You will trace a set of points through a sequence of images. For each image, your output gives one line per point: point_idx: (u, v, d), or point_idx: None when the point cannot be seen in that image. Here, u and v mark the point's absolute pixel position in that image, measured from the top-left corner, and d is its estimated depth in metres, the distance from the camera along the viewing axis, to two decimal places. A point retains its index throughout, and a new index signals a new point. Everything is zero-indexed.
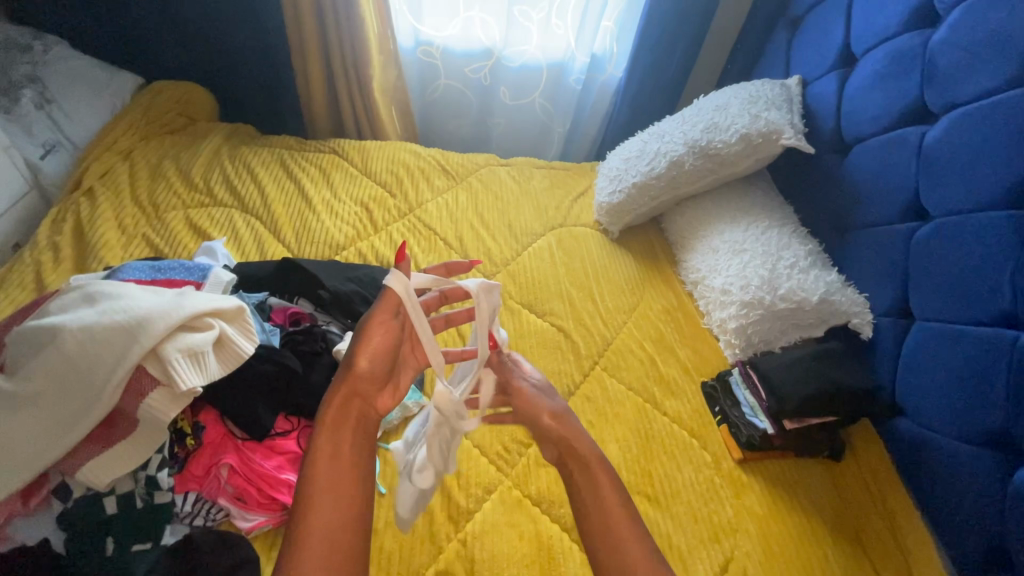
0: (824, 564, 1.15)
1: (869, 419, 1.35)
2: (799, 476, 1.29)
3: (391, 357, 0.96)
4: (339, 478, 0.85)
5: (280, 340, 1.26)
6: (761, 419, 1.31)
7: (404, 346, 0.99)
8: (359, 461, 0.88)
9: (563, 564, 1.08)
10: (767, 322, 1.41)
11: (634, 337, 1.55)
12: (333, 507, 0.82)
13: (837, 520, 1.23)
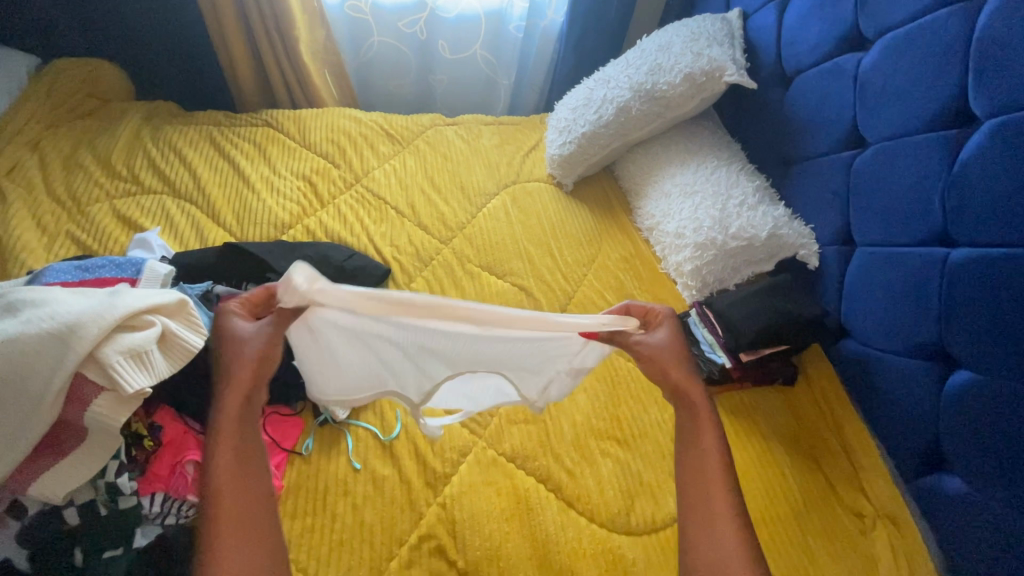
0: (783, 481, 1.22)
1: (819, 343, 1.41)
2: (754, 404, 1.35)
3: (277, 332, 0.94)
4: (228, 502, 0.87)
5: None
6: (720, 355, 1.37)
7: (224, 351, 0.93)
8: (249, 446, 0.92)
9: (541, 513, 1.11)
10: (721, 262, 1.44)
11: (594, 288, 1.57)
12: (232, 508, 0.86)
13: (792, 438, 1.30)
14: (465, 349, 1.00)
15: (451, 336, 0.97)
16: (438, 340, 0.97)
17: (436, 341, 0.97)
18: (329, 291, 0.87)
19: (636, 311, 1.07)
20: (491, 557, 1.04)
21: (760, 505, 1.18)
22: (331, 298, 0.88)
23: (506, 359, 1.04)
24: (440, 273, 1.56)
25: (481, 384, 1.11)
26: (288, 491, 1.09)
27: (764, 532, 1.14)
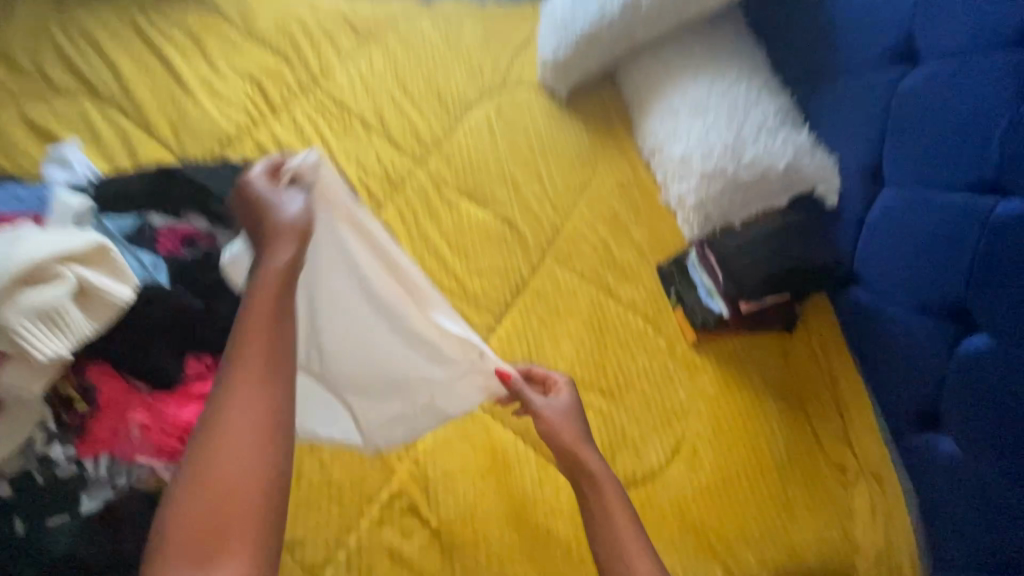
0: (769, 435, 1.18)
1: (823, 295, 1.29)
2: (749, 352, 1.27)
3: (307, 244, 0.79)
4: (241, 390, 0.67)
5: (168, 275, 1.05)
6: (717, 303, 1.25)
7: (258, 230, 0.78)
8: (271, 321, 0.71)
9: (519, 470, 1.06)
10: (729, 195, 1.29)
11: (586, 220, 1.41)
12: (242, 401, 0.66)
13: (784, 388, 1.24)
14: (371, 326, 1.00)
15: (386, 312, 0.98)
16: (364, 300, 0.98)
17: (359, 313, 0.99)
18: (332, 211, 0.92)
19: (537, 375, 1.03)
20: (465, 515, 1.01)
21: (744, 459, 1.15)
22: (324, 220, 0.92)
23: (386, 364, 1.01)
24: (413, 199, 1.37)
25: (371, 395, 1.02)
26: None
27: (744, 485, 1.13)
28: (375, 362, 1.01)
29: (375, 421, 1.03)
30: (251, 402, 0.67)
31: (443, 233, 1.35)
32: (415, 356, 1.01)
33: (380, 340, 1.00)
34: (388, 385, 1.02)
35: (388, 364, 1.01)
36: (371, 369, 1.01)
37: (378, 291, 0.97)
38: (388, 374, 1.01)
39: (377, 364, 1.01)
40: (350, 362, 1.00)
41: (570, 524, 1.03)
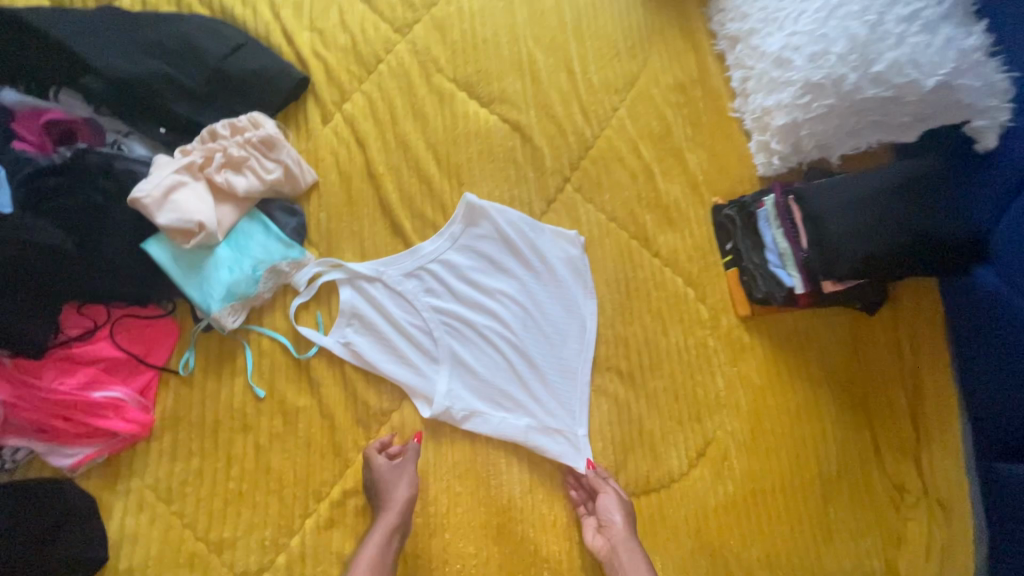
0: (819, 442, 0.95)
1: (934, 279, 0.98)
2: (813, 335, 1.00)
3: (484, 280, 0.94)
4: None
5: (13, 200, 0.73)
6: (790, 274, 0.94)
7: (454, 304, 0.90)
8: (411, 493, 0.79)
9: (505, 470, 0.85)
10: (836, 118, 0.92)
11: (625, 136, 1.05)
12: None
13: (848, 385, 0.98)
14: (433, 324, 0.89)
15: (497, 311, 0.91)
16: (478, 283, 0.91)
17: (514, 301, 0.92)
18: (489, 233, 0.94)
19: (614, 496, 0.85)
20: (434, 525, 0.82)
21: (783, 469, 0.93)
22: (529, 223, 0.95)
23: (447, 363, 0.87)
24: (391, 86, 0.99)
25: (488, 390, 0.88)
26: (163, 423, 0.80)
27: (780, 499, 0.92)
28: (496, 357, 0.89)
29: (459, 407, 0.86)
30: (381, 564, 0.75)
31: (431, 140, 0.98)
32: (507, 359, 0.90)
33: (466, 336, 0.89)
34: (499, 380, 0.89)
35: (484, 360, 0.89)
36: (488, 362, 0.89)
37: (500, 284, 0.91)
38: (529, 368, 0.90)
39: (477, 359, 0.89)
40: (472, 348, 0.89)
41: (562, 539, 0.84)
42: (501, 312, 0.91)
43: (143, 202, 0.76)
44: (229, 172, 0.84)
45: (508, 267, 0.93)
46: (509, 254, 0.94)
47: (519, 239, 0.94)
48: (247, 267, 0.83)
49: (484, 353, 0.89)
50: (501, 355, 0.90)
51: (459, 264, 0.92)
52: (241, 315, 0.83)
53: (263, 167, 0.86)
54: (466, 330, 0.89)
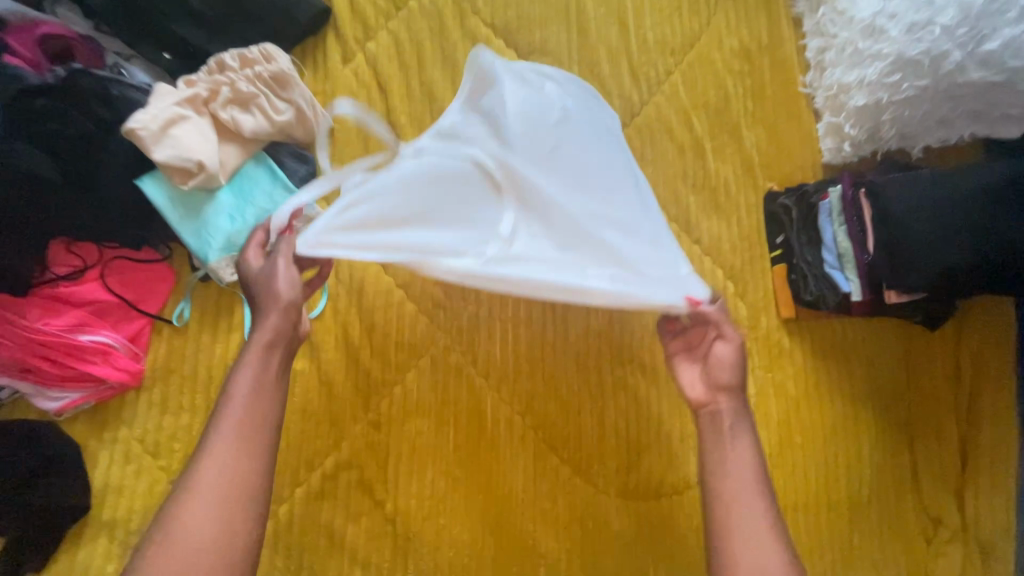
0: (853, 462, 0.87)
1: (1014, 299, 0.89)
2: (862, 346, 0.90)
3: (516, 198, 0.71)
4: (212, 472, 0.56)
5: None
6: (847, 278, 0.82)
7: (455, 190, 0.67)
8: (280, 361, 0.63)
9: (509, 459, 0.79)
10: (930, 100, 0.80)
11: (676, 103, 0.93)
12: (218, 479, 0.56)
13: (894, 403, 0.89)
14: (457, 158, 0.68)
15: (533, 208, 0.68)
16: (518, 104, 0.68)
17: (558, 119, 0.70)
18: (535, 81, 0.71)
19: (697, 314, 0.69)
20: (427, 509, 0.77)
21: (809, 487, 0.86)
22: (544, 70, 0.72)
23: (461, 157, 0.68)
24: (422, 26, 0.89)
25: (562, 238, 0.67)
26: (154, 373, 0.76)
27: (802, 517, 0.85)
28: (586, 175, 0.70)
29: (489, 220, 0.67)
30: (261, 383, 0.61)
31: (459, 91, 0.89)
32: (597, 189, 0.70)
33: (520, 168, 0.68)
34: (582, 243, 0.67)
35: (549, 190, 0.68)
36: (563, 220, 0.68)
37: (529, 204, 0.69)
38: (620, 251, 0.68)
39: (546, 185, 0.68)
40: (542, 177, 0.68)
41: (562, 537, 0.78)
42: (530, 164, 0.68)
43: (140, 139, 0.70)
44: (235, 108, 0.76)
45: (552, 97, 0.70)
46: (550, 105, 0.70)
47: (557, 85, 0.72)
48: (251, 216, 0.76)
49: (560, 193, 0.68)
50: (547, 240, 0.67)
51: (496, 106, 0.68)
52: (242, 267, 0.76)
53: (274, 104, 0.77)
54: (536, 146, 0.69)
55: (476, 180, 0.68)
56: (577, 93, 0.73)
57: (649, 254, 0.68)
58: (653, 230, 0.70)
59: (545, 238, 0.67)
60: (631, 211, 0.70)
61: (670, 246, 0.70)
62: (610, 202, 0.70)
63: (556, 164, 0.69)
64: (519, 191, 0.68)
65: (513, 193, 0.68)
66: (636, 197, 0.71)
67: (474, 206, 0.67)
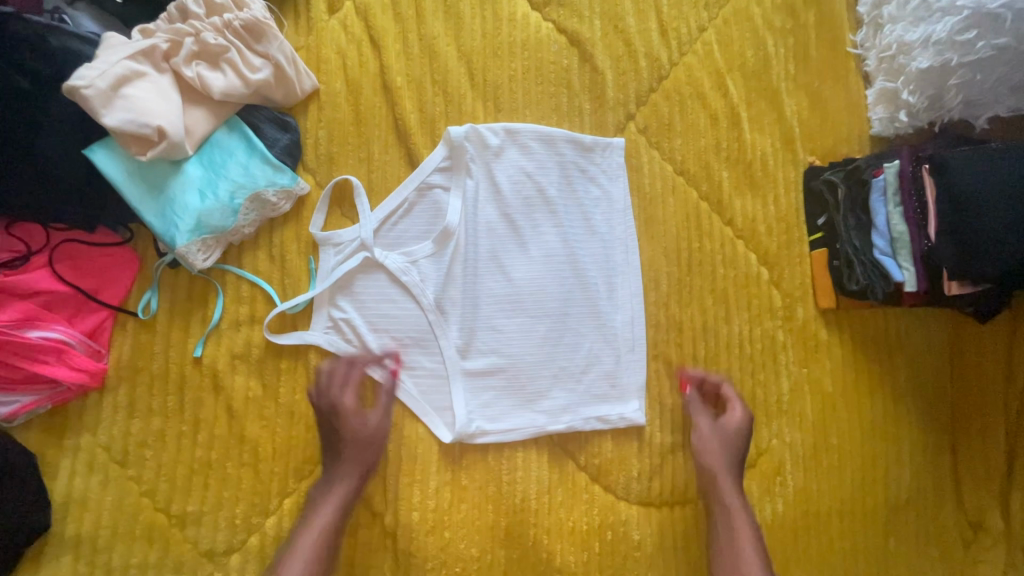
0: (893, 464, 0.80)
1: None
2: (906, 339, 0.82)
3: (513, 203, 0.75)
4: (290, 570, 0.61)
5: None
6: (903, 264, 0.72)
7: (454, 286, 0.73)
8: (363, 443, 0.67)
9: (523, 467, 0.72)
10: (1008, 62, 0.70)
11: (710, 64, 0.82)
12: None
13: (938, 400, 0.82)
14: (458, 259, 0.73)
15: (527, 295, 0.74)
16: (501, 182, 0.75)
17: (534, 196, 0.75)
18: (507, 156, 0.75)
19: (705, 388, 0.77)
20: (432, 522, 0.69)
21: (847, 492, 0.79)
22: (527, 132, 0.75)
23: (463, 253, 0.73)
24: None
25: (525, 361, 0.73)
26: (119, 373, 0.67)
27: (837, 523, 0.79)
28: (557, 255, 0.75)
29: (480, 324, 0.73)
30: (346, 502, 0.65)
31: (464, 47, 0.77)
32: (568, 293, 0.75)
33: (484, 281, 0.73)
34: (547, 367, 0.73)
35: (520, 273, 0.74)
36: (528, 327, 0.74)
37: (523, 269, 0.74)
38: (590, 373, 0.74)
39: (511, 290, 0.74)
40: (506, 286, 0.74)
41: (579, 550, 0.71)
42: (526, 259, 0.74)
43: (87, 101, 0.58)
44: (202, 64, 0.65)
45: (521, 193, 0.75)
46: (520, 199, 0.75)
47: (531, 166, 0.76)
48: (223, 193, 0.65)
49: (523, 297, 0.74)
50: (517, 306, 0.74)
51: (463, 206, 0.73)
52: (216, 251, 0.66)
53: (252, 63, 0.66)
54: (503, 255, 0.74)
55: (470, 276, 0.73)
56: (558, 155, 0.77)
57: (605, 373, 0.75)
58: (620, 337, 0.76)
59: (521, 330, 0.73)
60: (593, 332, 0.75)
61: (629, 360, 0.76)
62: (573, 314, 0.75)
63: (528, 239, 0.75)
64: (508, 304, 0.74)
65: (502, 294, 0.73)
66: (619, 325, 0.76)
67: (468, 311, 0.73)
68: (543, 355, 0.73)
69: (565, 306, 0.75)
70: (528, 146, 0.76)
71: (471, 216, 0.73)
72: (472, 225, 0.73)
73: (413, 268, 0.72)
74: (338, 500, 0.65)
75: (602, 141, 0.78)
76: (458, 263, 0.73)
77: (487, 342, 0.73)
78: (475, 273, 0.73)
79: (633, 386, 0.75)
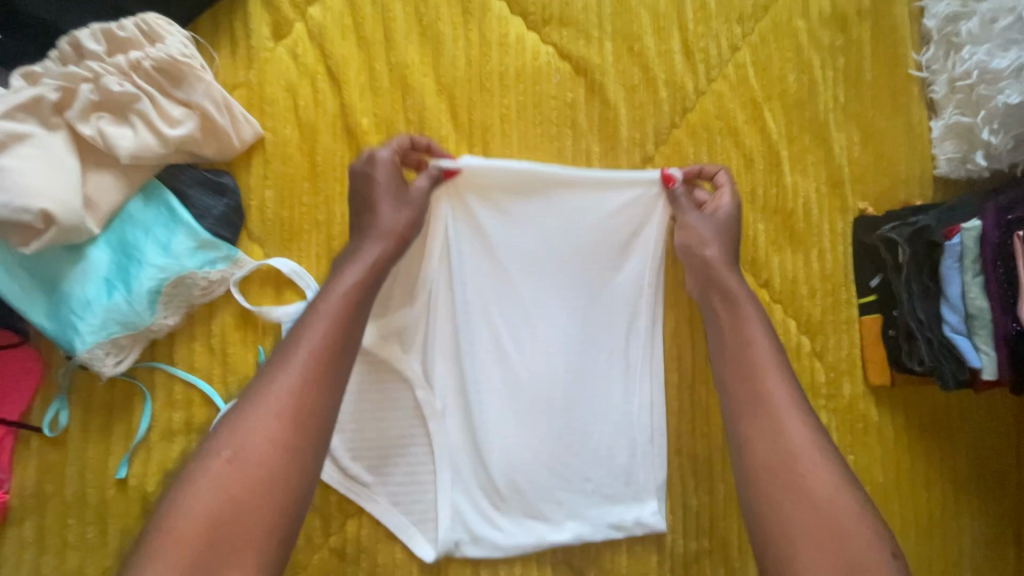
0: (952, 564, 0.69)
1: None
2: (968, 417, 0.70)
3: (511, 262, 0.60)
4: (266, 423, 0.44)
5: None
6: (980, 345, 0.59)
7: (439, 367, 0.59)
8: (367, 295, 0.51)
9: None
10: None
11: (744, 90, 0.68)
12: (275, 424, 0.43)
13: (1003, 486, 0.71)
14: (445, 334, 0.59)
15: (529, 378, 0.60)
16: (498, 236, 0.60)
17: (538, 253, 0.61)
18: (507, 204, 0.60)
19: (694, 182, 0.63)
20: None
21: None
22: (531, 169, 0.59)
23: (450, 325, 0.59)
24: None
25: (525, 459, 0.60)
26: (24, 503, 0.54)
27: None
28: (565, 327, 0.61)
29: (472, 415, 0.59)
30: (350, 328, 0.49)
31: (445, 77, 0.62)
32: (577, 375, 0.61)
33: (476, 362, 0.59)
34: (551, 466, 0.60)
35: (521, 350, 0.60)
36: (530, 418, 0.60)
37: (524, 346, 0.60)
38: (602, 472, 0.61)
39: (509, 372, 0.60)
40: (502, 366, 0.60)
41: None
42: (528, 333, 0.61)
43: None
44: (104, 117, 0.51)
45: (522, 246, 0.61)
46: (521, 258, 0.60)
47: (535, 213, 0.60)
48: (138, 281, 0.52)
49: (523, 379, 0.60)
50: (518, 393, 0.60)
51: (450, 266, 0.59)
52: (132, 351, 0.53)
53: (169, 111, 0.52)
54: (499, 328, 0.60)
55: (459, 355, 0.60)
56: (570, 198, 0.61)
57: (617, 470, 0.61)
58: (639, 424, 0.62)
59: (522, 422, 0.60)
60: (607, 419, 0.61)
61: (646, 452, 0.62)
62: (583, 399, 0.61)
63: (529, 307, 0.61)
64: (507, 389, 0.60)
65: (499, 377, 0.60)
66: (636, 412, 0.62)
67: (456, 398, 0.60)
68: (549, 451, 0.60)
69: (575, 390, 0.61)
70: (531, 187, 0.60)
71: (459, 281, 0.59)
72: (460, 293, 0.59)
73: (389, 342, 0.59)
74: (329, 327, 0.48)
75: (627, 183, 0.60)
76: (444, 340, 0.59)
77: (481, 438, 0.59)
78: (465, 352, 0.59)
79: (651, 482, 0.62)
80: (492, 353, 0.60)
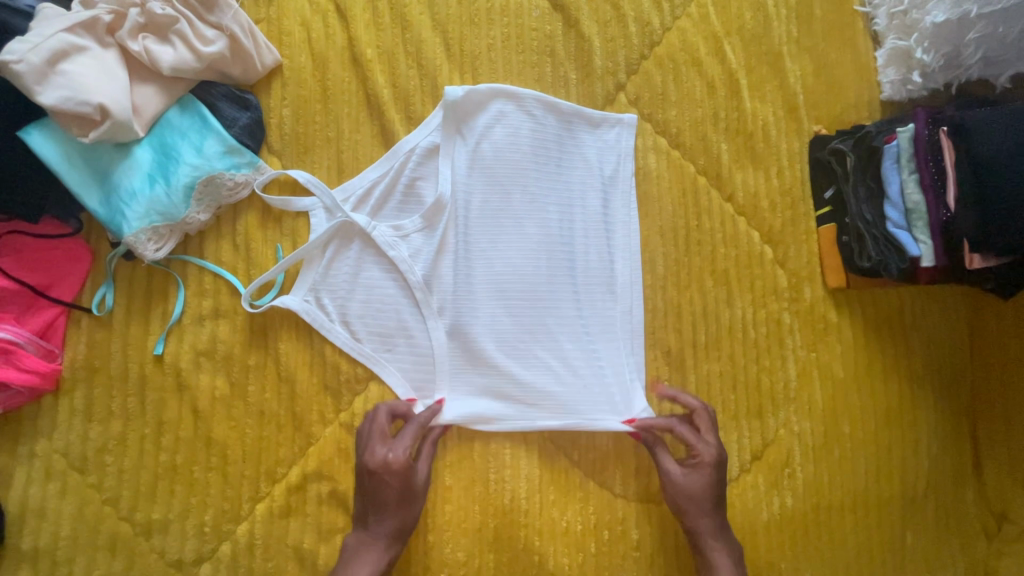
0: (909, 455, 0.75)
1: None
2: (921, 318, 0.77)
3: (503, 167, 0.69)
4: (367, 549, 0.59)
5: None
6: (917, 235, 0.67)
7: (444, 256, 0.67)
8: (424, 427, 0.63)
9: (510, 464, 0.67)
10: None
11: (705, 27, 0.76)
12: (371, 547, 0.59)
13: (955, 382, 0.77)
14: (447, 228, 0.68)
15: (518, 267, 0.68)
16: (492, 144, 0.69)
17: (525, 159, 0.70)
18: (502, 115, 0.70)
19: None
20: (415, 524, 0.65)
21: (859, 484, 0.74)
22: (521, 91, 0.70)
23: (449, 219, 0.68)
24: None
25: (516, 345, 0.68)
26: (75, 375, 0.62)
27: (848, 518, 0.74)
28: (551, 223, 0.70)
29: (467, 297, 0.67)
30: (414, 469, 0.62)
31: (438, 13, 0.71)
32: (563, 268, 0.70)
33: (475, 251, 0.68)
34: (541, 347, 0.68)
35: (511, 242, 0.69)
36: (519, 300, 0.68)
37: (513, 239, 0.69)
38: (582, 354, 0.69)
39: (500, 260, 0.68)
40: (498, 263, 0.68)
41: (574, 551, 0.67)
42: (517, 227, 0.69)
43: (21, 80, 0.54)
44: (149, 37, 0.60)
45: (512, 154, 0.70)
46: (512, 163, 0.70)
47: (525, 127, 0.70)
48: (175, 178, 0.61)
49: (515, 275, 0.68)
50: (509, 277, 0.68)
51: (453, 176, 0.68)
52: (169, 240, 0.62)
53: (205, 35, 0.61)
54: (491, 222, 0.69)
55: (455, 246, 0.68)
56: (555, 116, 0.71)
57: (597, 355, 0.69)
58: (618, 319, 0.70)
59: (511, 304, 0.68)
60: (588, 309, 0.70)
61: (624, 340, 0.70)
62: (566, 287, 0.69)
63: (517, 204, 0.69)
64: (499, 276, 0.68)
65: (492, 264, 0.68)
66: (618, 315, 0.70)
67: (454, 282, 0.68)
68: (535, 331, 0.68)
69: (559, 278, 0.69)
70: (521, 105, 0.70)
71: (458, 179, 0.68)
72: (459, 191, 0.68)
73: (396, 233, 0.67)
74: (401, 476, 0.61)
75: (605, 113, 0.73)
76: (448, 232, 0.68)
77: (474, 318, 0.67)
78: (463, 244, 0.68)
79: (635, 382, 0.69)
80: (485, 246, 0.68)
